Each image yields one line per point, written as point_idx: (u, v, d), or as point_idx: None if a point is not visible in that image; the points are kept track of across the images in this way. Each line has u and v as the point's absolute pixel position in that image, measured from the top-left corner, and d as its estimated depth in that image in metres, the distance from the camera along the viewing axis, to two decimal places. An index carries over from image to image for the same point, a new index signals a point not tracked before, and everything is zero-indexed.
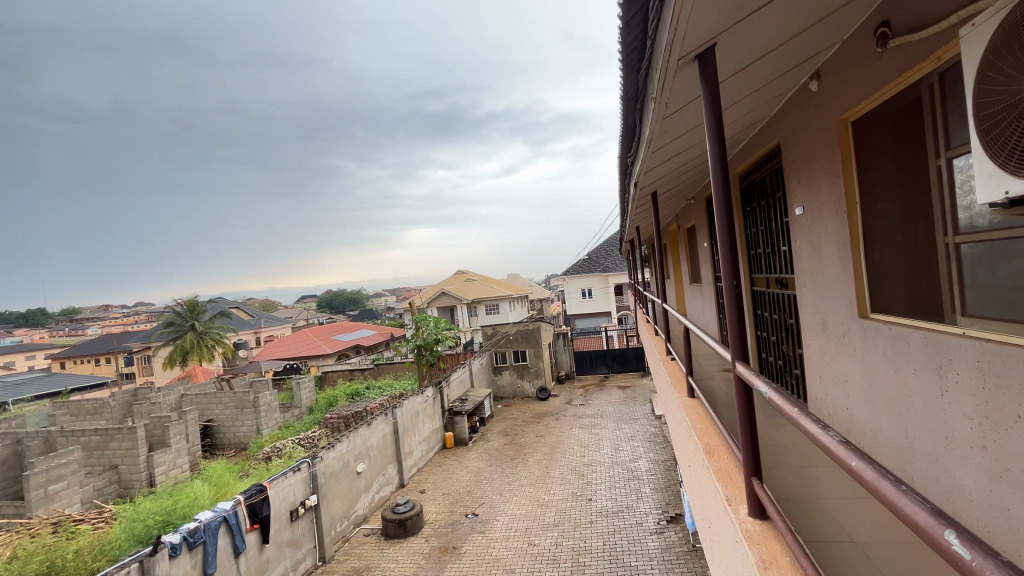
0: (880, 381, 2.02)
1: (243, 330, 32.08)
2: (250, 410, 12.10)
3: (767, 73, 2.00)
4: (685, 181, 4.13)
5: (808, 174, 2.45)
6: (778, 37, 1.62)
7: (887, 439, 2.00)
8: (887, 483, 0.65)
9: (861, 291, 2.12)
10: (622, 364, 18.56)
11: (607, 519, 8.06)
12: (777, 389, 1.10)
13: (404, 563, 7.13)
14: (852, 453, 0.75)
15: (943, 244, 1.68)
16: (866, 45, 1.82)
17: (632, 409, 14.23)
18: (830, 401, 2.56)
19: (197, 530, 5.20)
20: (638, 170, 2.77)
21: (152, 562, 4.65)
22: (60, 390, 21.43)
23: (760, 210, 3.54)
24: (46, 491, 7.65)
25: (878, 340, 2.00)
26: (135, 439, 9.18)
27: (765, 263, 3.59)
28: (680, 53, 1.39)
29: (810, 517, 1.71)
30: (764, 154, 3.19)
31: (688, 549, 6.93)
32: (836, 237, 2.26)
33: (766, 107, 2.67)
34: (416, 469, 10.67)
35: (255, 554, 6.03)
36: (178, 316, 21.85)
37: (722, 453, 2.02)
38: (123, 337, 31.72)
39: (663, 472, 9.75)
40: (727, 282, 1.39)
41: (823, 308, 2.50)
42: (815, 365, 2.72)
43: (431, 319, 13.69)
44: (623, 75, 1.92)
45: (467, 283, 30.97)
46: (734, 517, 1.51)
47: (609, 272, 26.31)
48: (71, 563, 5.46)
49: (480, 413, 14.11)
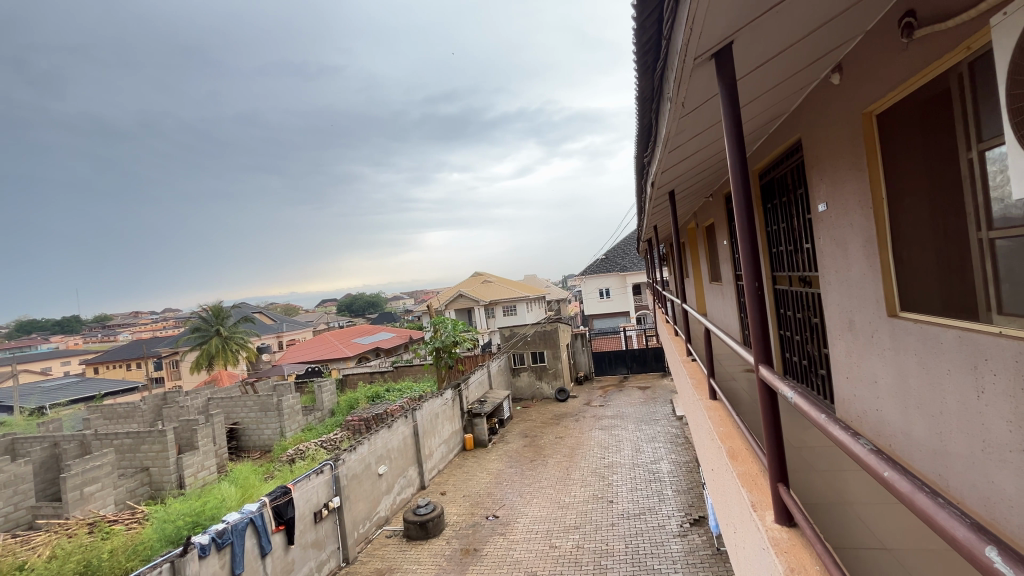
0: (913, 384, 1.96)
1: (266, 334, 32.91)
2: (274, 412, 12.34)
3: (788, 68, 1.96)
4: (703, 180, 4.06)
5: (831, 170, 2.39)
6: (797, 31, 1.58)
7: (920, 442, 1.95)
8: (923, 496, 0.62)
9: (890, 290, 2.06)
10: (642, 364, 18.38)
11: (629, 521, 7.99)
12: (804, 393, 1.05)
13: (426, 564, 7.20)
14: (886, 462, 0.71)
15: (977, 240, 1.63)
16: (889, 36, 1.77)
17: (652, 410, 14.05)
18: (859, 402, 2.49)
19: (224, 531, 5.32)
20: (654, 169, 2.73)
21: (183, 562, 4.77)
22: (93, 394, 22.13)
23: (781, 208, 3.46)
24: (81, 493, 7.90)
25: (908, 340, 1.94)
26: (164, 442, 9.43)
27: (788, 261, 3.50)
28: (696, 53, 1.38)
29: (838, 525, 1.67)
30: (785, 149, 3.11)
31: (712, 552, 6.81)
32: (862, 234, 2.19)
33: (787, 102, 2.62)
34: (436, 470, 10.76)
35: (280, 555, 6.13)
36: (204, 322, 22.37)
37: (745, 456, 1.99)
38: (153, 341, 32.73)
39: (685, 474, 9.60)
40: (748, 282, 1.36)
41: (849, 307, 2.44)
42: (842, 365, 2.65)
43: (448, 322, 13.69)
44: (639, 75, 1.89)
45: (484, 284, 31.16)
46: (760, 523, 1.48)
47: (626, 273, 26.02)
48: (105, 563, 5.64)
49: (498, 414, 14.19)
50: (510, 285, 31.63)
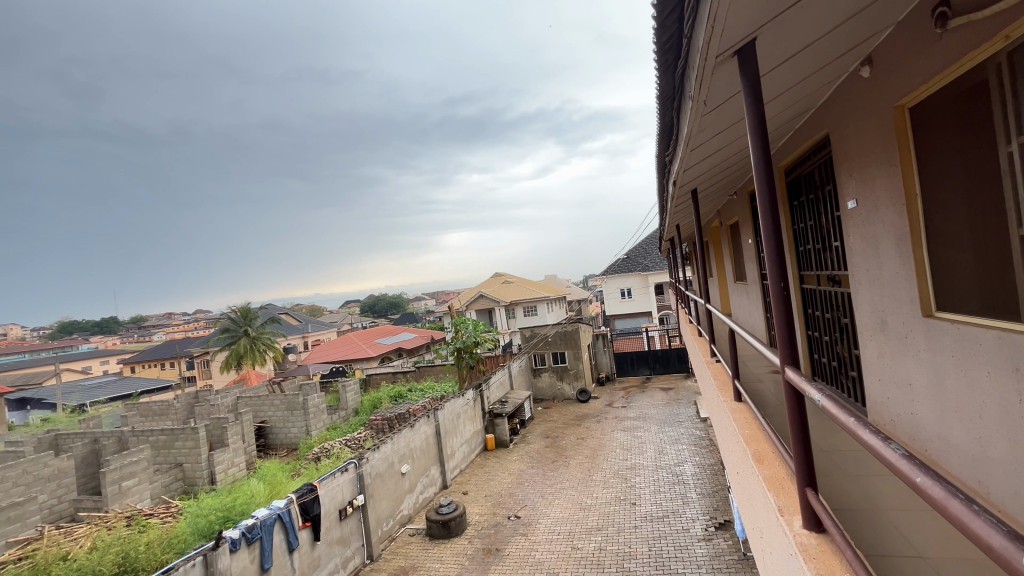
0: (949, 385, 1.89)
1: (292, 335, 33.71)
2: (301, 411, 12.63)
3: (815, 61, 1.92)
4: (726, 177, 3.99)
5: (860, 166, 2.33)
6: (824, 25, 1.54)
7: (958, 447, 1.87)
8: (957, 502, 0.60)
9: (925, 289, 1.99)
10: (665, 365, 18.16)
11: (653, 524, 7.90)
12: (832, 396, 1.02)
13: (449, 563, 7.25)
14: (918, 468, 0.69)
15: (1018, 236, 1.56)
16: (923, 27, 1.70)
17: (676, 411, 13.84)
18: (892, 406, 2.42)
19: (254, 526, 5.47)
20: (676, 169, 2.70)
21: (215, 556, 4.93)
22: (130, 393, 23.00)
23: (808, 205, 3.38)
24: (120, 487, 8.24)
25: (945, 341, 1.87)
26: (197, 439, 9.75)
27: (816, 260, 3.41)
28: (718, 51, 1.36)
29: (871, 533, 1.61)
30: (812, 145, 3.04)
31: (738, 557, 6.67)
32: (893, 231, 2.13)
33: (813, 96, 2.55)
34: (458, 470, 10.84)
35: (307, 551, 6.27)
36: (233, 322, 23.02)
37: (771, 460, 1.94)
38: (185, 342, 33.79)
39: (710, 477, 9.43)
40: (774, 282, 1.33)
41: (881, 307, 2.36)
42: (874, 367, 2.57)
43: (469, 322, 13.75)
44: (659, 75, 1.88)
45: (505, 284, 31.24)
46: (787, 528, 1.45)
47: (648, 272, 25.71)
48: (143, 555, 5.86)
49: (520, 415, 14.20)
50: (531, 286, 31.61)
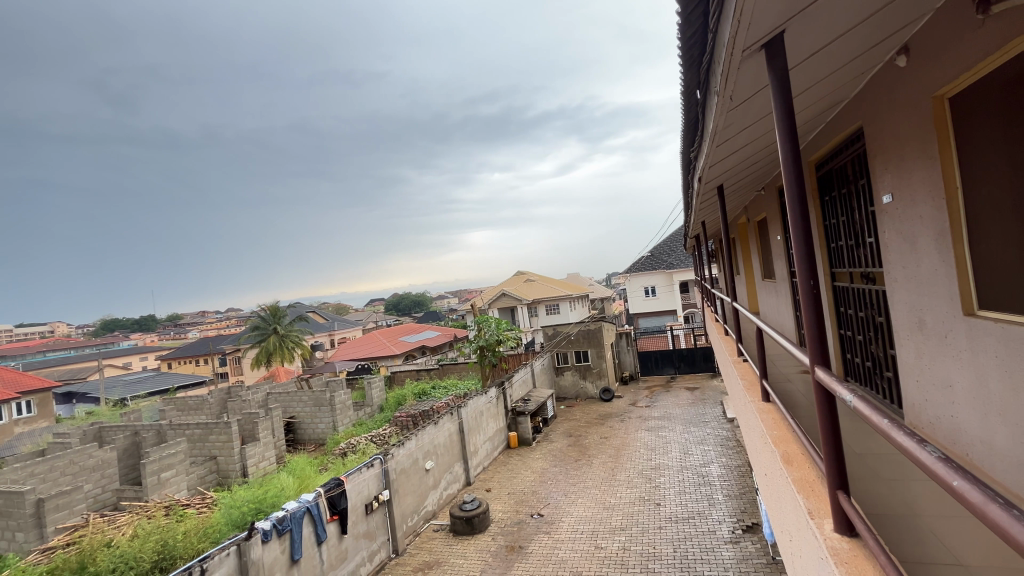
0: (994, 388, 1.80)
1: (319, 333, 34.51)
2: (328, 407, 12.91)
3: (846, 53, 1.86)
4: (754, 173, 3.90)
5: (896, 160, 2.24)
6: (855, 15, 1.50)
7: (1003, 453, 1.79)
8: (995, 506, 0.58)
9: (965, 287, 1.91)
10: (690, 364, 17.86)
11: (677, 525, 7.79)
12: (863, 397, 1.00)
13: (472, 559, 7.32)
14: (955, 470, 0.67)
15: None
16: (964, 12, 1.63)
17: (701, 412, 13.61)
18: (931, 409, 2.33)
19: (283, 518, 5.65)
20: (701, 164, 2.66)
21: (249, 545, 5.12)
22: (167, 388, 23.91)
23: (840, 200, 3.27)
24: (159, 477, 8.60)
25: (988, 342, 1.79)
26: (229, 432, 10.09)
27: (848, 256, 3.31)
28: (745, 44, 1.33)
29: (906, 540, 1.56)
30: (844, 139, 2.95)
31: (767, 561, 6.51)
32: (932, 227, 2.04)
33: (847, 88, 2.47)
34: (481, 468, 10.91)
35: (335, 544, 6.42)
36: (263, 321, 23.60)
37: (801, 461, 1.90)
38: (218, 339, 34.88)
39: (737, 478, 9.24)
40: (803, 280, 1.30)
41: (918, 305, 2.28)
42: (911, 368, 2.48)
43: (492, 321, 13.76)
44: (684, 70, 1.85)
45: (527, 283, 31.18)
46: (818, 531, 1.41)
47: (673, 270, 25.28)
48: (180, 544, 6.10)
49: (543, 413, 14.17)
50: (553, 284, 31.45)
